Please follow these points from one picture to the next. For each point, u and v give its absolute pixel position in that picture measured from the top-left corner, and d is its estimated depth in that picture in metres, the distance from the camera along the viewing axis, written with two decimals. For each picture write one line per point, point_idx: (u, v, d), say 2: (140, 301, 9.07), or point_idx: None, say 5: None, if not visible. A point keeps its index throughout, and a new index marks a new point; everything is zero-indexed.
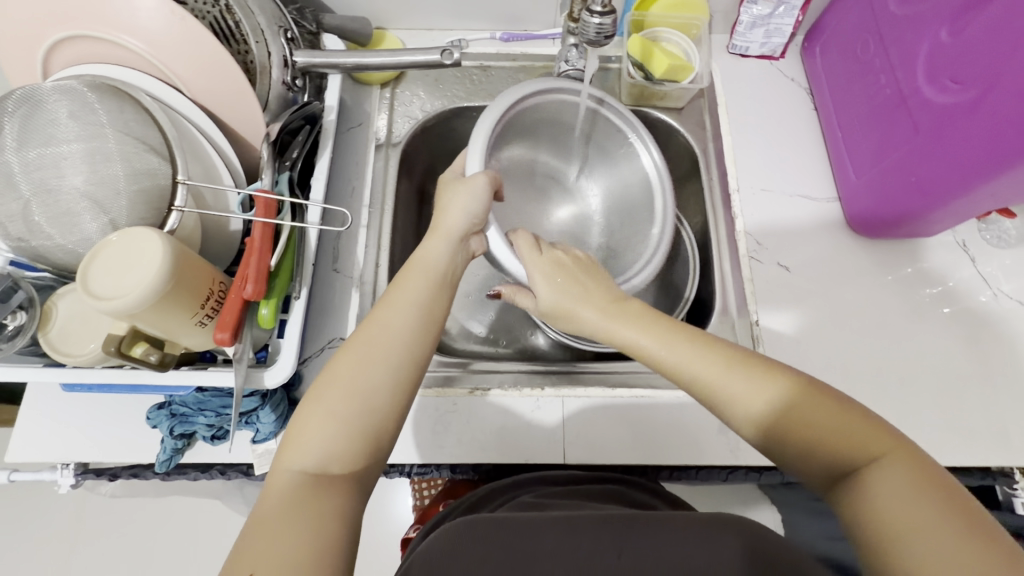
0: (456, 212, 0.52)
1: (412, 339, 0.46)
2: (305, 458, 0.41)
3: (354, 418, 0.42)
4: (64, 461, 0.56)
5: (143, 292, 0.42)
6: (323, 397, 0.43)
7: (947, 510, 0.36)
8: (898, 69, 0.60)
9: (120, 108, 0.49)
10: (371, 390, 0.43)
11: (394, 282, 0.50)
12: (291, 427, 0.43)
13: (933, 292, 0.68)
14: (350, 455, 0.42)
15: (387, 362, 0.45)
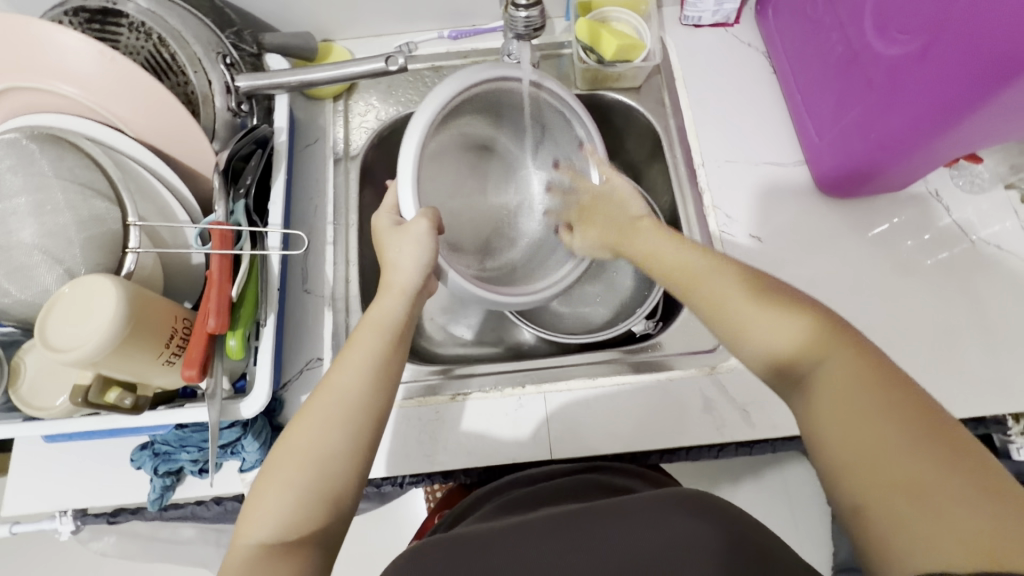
0: (405, 267, 0.52)
1: (367, 400, 0.46)
2: (261, 530, 0.40)
3: (309, 484, 0.42)
4: (60, 509, 0.57)
5: (102, 339, 0.43)
6: (275, 468, 0.43)
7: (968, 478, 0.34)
8: (847, 24, 0.58)
9: (62, 156, 0.49)
10: (326, 452, 0.43)
11: (348, 341, 0.49)
12: (248, 500, 0.42)
13: (910, 246, 0.67)
14: (309, 522, 0.41)
15: (342, 423, 0.44)
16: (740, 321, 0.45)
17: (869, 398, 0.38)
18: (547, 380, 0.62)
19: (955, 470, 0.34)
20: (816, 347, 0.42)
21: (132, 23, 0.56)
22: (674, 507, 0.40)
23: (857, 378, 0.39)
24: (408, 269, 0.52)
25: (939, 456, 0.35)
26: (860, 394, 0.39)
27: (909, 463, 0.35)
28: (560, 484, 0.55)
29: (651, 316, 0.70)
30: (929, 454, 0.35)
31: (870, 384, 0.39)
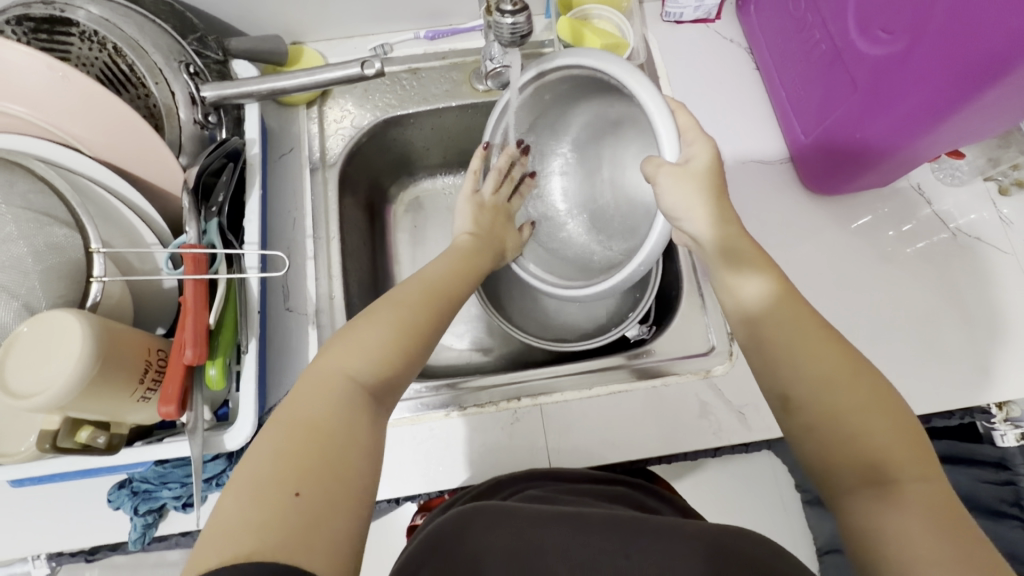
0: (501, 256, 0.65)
1: (446, 295, 0.50)
2: (353, 365, 0.41)
3: (400, 330, 0.44)
4: (33, 554, 0.53)
5: (69, 382, 0.40)
6: (372, 316, 0.44)
7: (941, 517, 0.35)
8: (829, 22, 0.58)
9: (12, 181, 0.45)
10: (419, 316, 0.46)
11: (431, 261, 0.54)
12: (340, 333, 0.43)
13: (895, 240, 0.67)
14: (391, 373, 0.42)
15: (430, 301, 0.48)
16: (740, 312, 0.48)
17: (868, 424, 0.39)
18: (542, 392, 0.61)
19: (931, 514, 0.36)
20: (813, 348, 0.42)
21: (82, 31, 0.51)
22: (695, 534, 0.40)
23: (857, 400, 0.39)
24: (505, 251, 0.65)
25: (916, 501, 0.36)
26: (854, 433, 0.39)
27: (885, 516, 0.36)
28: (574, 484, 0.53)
29: (643, 320, 0.70)
30: (913, 499, 0.36)
31: (868, 408, 0.39)
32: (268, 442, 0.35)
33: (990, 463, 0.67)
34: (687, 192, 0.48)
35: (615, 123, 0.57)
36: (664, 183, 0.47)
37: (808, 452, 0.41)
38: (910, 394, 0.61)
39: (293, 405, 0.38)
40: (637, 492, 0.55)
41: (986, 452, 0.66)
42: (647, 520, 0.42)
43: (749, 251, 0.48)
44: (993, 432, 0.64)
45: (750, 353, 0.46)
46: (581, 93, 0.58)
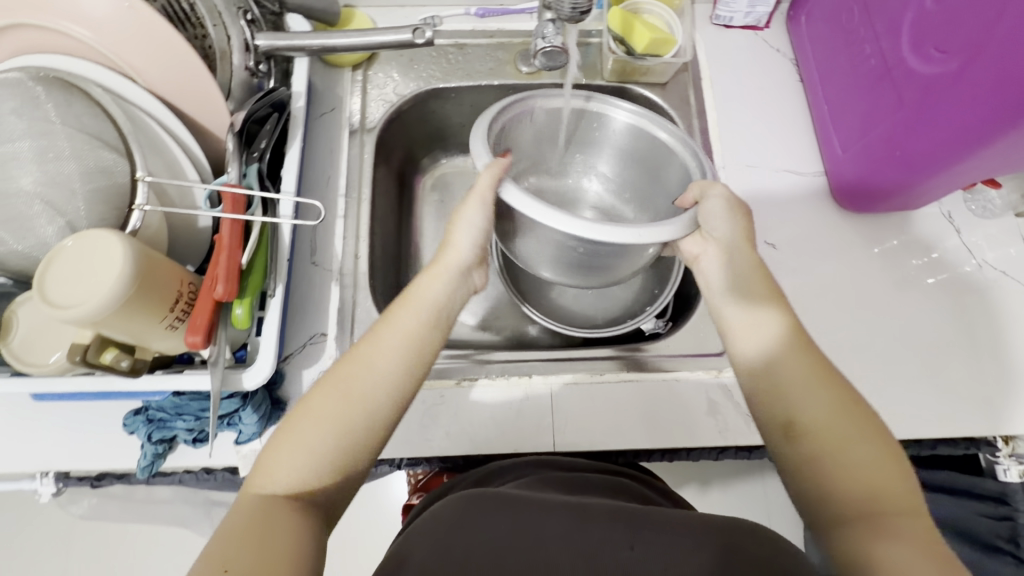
0: (461, 243, 0.51)
1: (396, 375, 0.44)
2: (273, 483, 0.39)
3: (325, 445, 0.41)
4: (42, 471, 0.55)
5: (106, 299, 0.41)
6: (298, 426, 0.41)
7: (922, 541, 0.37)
8: (883, 37, 0.58)
9: (69, 102, 0.46)
10: (342, 419, 0.42)
11: (389, 309, 0.48)
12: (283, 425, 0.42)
13: (919, 265, 0.67)
14: (318, 484, 0.40)
15: (364, 396, 0.43)
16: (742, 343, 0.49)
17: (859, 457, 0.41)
18: (553, 371, 0.61)
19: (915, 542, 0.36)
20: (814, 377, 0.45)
21: None
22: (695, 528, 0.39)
23: (851, 421, 0.42)
24: (466, 242, 0.51)
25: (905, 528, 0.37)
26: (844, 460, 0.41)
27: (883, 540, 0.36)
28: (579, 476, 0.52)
29: (660, 317, 0.70)
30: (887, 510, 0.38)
31: (862, 446, 0.41)
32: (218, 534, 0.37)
33: (990, 498, 0.67)
34: (727, 215, 0.51)
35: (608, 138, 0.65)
36: (717, 197, 0.51)
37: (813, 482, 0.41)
38: (920, 418, 0.61)
39: (214, 540, 0.36)
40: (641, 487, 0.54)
41: (987, 486, 0.66)
42: (649, 511, 0.41)
43: (757, 281, 0.51)
44: (997, 466, 0.64)
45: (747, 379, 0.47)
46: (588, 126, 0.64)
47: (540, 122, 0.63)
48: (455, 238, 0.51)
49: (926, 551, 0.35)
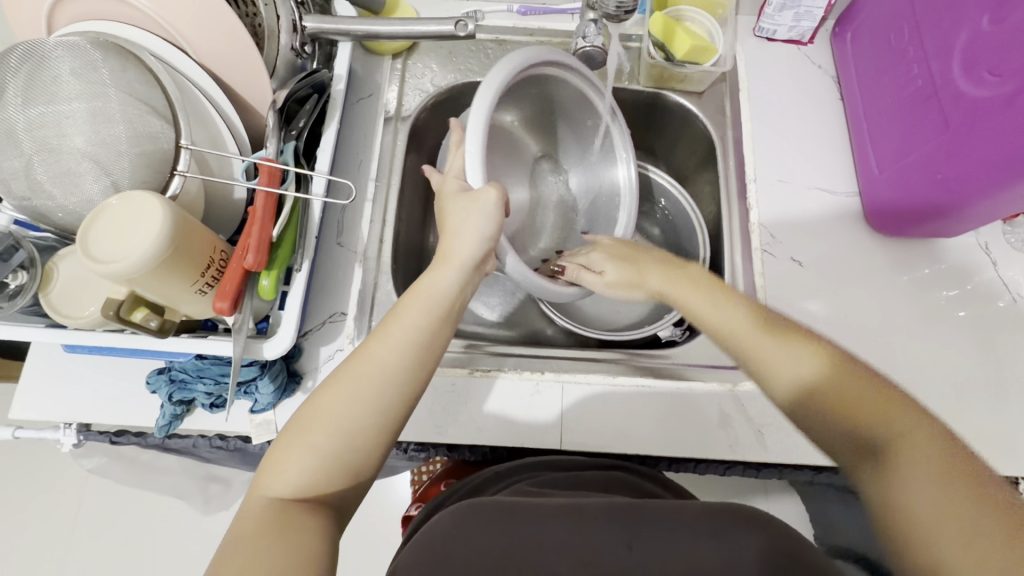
0: (466, 236, 0.49)
1: (402, 377, 0.44)
2: (283, 486, 0.40)
3: (334, 449, 0.41)
4: (67, 422, 0.57)
5: (143, 258, 0.42)
6: (308, 428, 0.41)
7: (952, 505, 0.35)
8: (932, 58, 0.56)
9: (124, 67, 0.48)
10: (353, 421, 0.42)
11: (394, 309, 0.48)
12: (273, 448, 0.42)
13: (950, 295, 0.66)
14: (328, 486, 0.41)
15: (372, 398, 0.43)
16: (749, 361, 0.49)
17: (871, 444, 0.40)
18: (566, 370, 0.62)
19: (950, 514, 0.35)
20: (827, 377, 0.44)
21: None
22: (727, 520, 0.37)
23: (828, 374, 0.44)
24: (469, 241, 0.49)
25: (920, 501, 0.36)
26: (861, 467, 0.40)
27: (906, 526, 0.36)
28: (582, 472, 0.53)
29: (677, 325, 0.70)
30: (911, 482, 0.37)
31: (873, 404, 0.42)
32: (227, 547, 0.37)
33: None
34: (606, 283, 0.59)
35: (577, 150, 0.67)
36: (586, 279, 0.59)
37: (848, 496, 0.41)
38: None
39: (225, 546, 0.37)
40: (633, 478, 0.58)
41: None
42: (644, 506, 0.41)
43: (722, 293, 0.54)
44: None
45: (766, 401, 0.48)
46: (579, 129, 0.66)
47: (557, 90, 0.62)
48: (453, 230, 0.50)
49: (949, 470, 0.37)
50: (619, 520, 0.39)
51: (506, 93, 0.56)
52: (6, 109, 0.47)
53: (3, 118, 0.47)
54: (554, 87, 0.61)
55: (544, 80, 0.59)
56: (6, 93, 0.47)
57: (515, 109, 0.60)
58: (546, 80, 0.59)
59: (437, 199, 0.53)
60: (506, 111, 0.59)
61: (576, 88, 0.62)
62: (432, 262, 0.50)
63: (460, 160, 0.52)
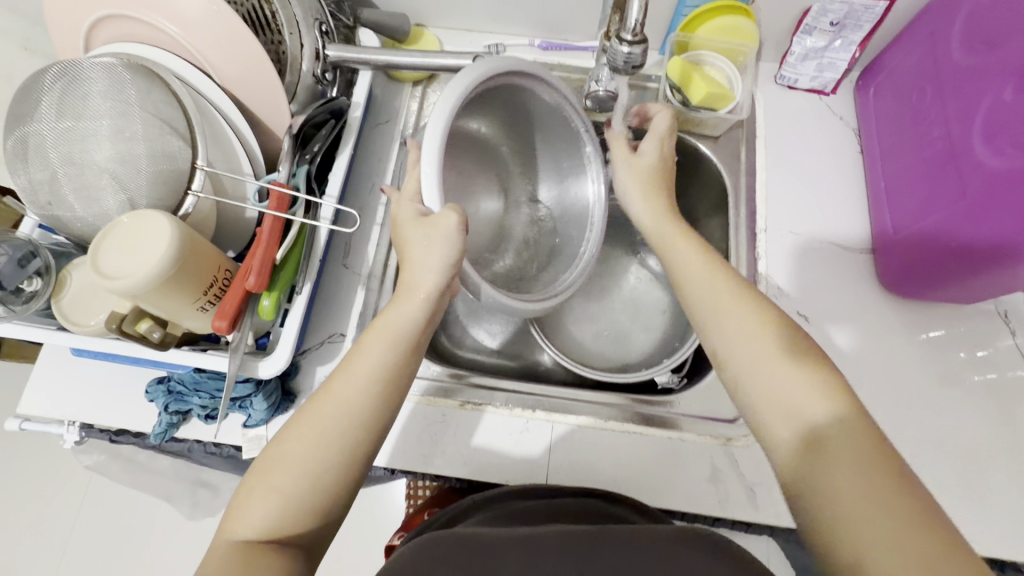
0: (427, 269, 0.48)
1: (366, 417, 0.44)
2: (246, 529, 0.40)
3: (298, 492, 0.41)
4: (70, 420, 0.58)
5: (147, 276, 0.43)
6: (272, 470, 0.42)
7: (898, 513, 0.36)
8: (952, 122, 0.55)
9: (149, 88, 0.50)
10: (317, 461, 0.42)
11: (357, 345, 0.47)
12: (240, 491, 0.43)
13: (964, 362, 0.63)
14: (295, 525, 0.41)
15: (336, 437, 0.43)
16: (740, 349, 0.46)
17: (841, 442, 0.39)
18: (557, 409, 0.61)
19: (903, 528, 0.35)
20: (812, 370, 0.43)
21: None
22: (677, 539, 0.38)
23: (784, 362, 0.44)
24: (429, 271, 0.48)
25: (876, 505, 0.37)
26: (817, 475, 0.39)
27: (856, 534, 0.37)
28: (560, 500, 0.52)
29: (676, 371, 0.69)
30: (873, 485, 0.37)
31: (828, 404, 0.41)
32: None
33: None
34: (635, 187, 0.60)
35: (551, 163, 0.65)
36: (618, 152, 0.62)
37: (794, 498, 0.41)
38: None
39: None
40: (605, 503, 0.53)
41: None
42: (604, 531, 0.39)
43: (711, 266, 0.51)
44: None
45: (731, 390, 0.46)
46: (553, 143, 0.63)
47: (531, 100, 0.59)
48: (414, 261, 0.49)
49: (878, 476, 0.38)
50: (575, 551, 0.38)
51: (473, 100, 0.54)
52: (39, 124, 0.50)
53: (35, 132, 0.50)
54: (526, 97, 0.58)
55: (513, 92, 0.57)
56: (40, 110, 0.50)
57: (485, 116, 0.59)
58: (516, 90, 0.57)
59: (394, 224, 0.51)
60: (473, 117, 0.58)
61: (554, 104, 0.60)
62: (394, 295, 0.50)
63: (415, 184, 0.50)
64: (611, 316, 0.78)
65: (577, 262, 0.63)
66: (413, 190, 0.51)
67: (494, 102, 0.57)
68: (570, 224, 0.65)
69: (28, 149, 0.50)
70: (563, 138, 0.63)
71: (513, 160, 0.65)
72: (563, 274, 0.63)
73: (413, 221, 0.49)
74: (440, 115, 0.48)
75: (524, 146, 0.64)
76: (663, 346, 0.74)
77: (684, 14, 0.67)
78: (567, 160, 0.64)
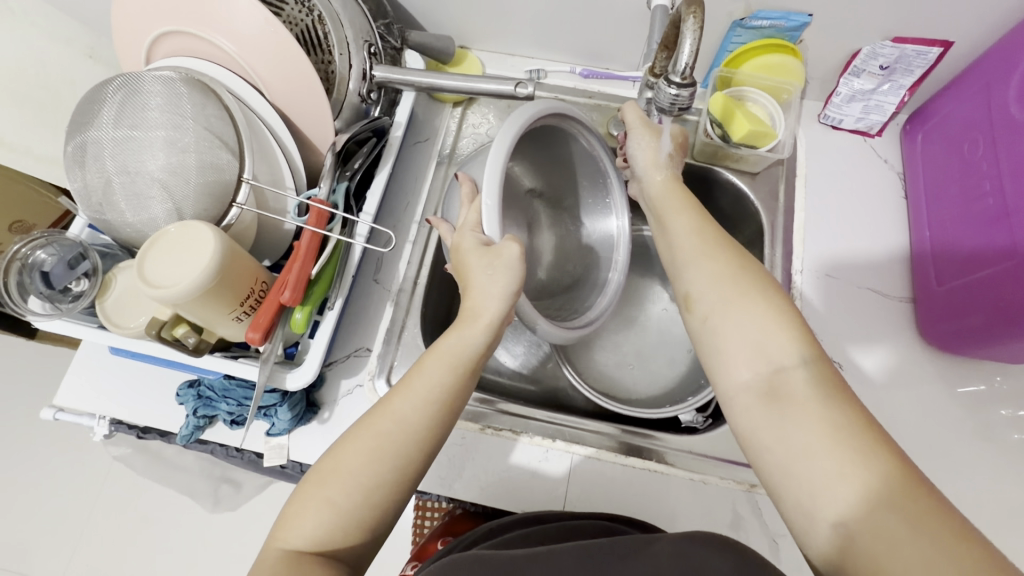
0: (489, 295, 0.49)
1: (418, 437, 0.45)
2: (298, 539, 0.41)
3: (350, 507, 0.42)
4: (100, 414, 0.60)
5: (190, 286, 0.45)
6: (325, 482, 0.43)
7: (893, 488, 0.34)
8: (1006, 177, 0.54)
9: (204, 103, 0.51)
10: (371, 477, 0.42)
11: (417, 363, 0.48)
12: (292, 500, 0.43)
13: (1008, 421, 0.60)
14: (342, 539, 0.41)
15: (391, 457, 0.43)
16: (712, 308, 0.45)
17: (811, 400, 0.38)
18: (578, 440, 0.60)
19: (865, 478, 0.35)
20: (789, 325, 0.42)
21: None
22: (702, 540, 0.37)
23: (784, 344, 0.41)
24: (494, 299, 0.49)
25: (844, 464, 0.36)
26: (789, 433, 0.38)
27: (832, 499, 0.35)
28: (576, 521, 0.51)
29: (700, 408, 0.67)
30: (841, 443, 0.36)
31: (818, 393, 0.39)
32: None
33: None
34: (653, 161, 0.57)
35: (580, 204, 0.68)
36: (631, 116, 0.59)
37: (766, 462, 0.40)
38: None
39: None
40: (617, 524, 0.52)
41: None
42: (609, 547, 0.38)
43: (713, 242, 0.49)
44: None
45: (723, 374, 0.43)
46: (583, 183, 0.66)
47: (563, 145, 0.62)
48: (478, 288, 0.49)
49: (872, 463, 0.35)
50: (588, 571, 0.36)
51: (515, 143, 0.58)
52: (99, 131, 0.52)
53: (94, 139, 0.52)
54: (562, 141, 0.61)
55: (550, 135, 0.60)
56: (101, 118, 0.52)
57: (523, 159, 0.63)
58: (554, 134, 0.60)
59: (454, 251, 0.51)
60: (511, 158, 0.61)
61: (588, 149, 0.62)
62: (456, 320, 0.50)
63: (476, 212, 0.51)
64: (636, 346, 0.77)
65: (605, 290, 0.64)
66: (475, 217, 0.51)
67: (531, 145, 0.61)
68: (598, 258, 0.67)
69: (86, 155, 0.52)
70: (593, 180, 0.65)
71: (541, 200, 0.69)
72: (593, 302, 0.64)
73: (477, 250, 0.49)
74: (500, 148, 0.49)
75: (552, 187, 0.68)
76: (688, 381, 0.73)
77: (730, 51, 0.68)
78: (596, 199, 0.66)
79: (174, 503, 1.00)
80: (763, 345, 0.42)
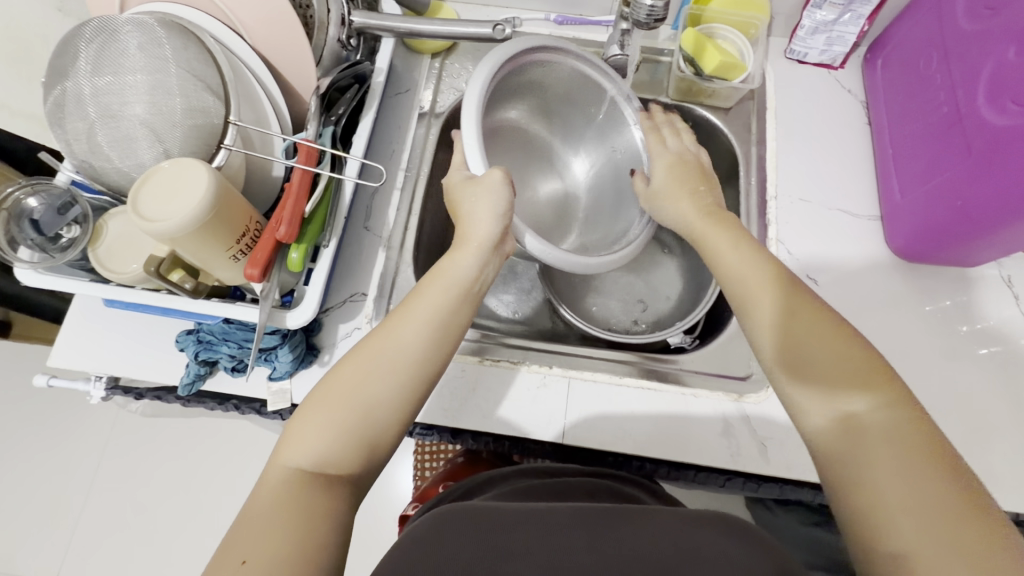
0: (480, 219, 0.51)
1: (418, 361, 0.46)
2: (298, 458, 0.42)
3: (354, 425, 0.43)
4: (98, 373, 0.60)
5: (186, 218, 0.45)
6: (327, 404, 0.44)
7: (904, 453, 0.38)
8: (958, 87, 0.57)
9: (185, 46, 0.51)
10: (373, 400, 0.44)
11: (416, 291, 0.50)
12: (287, 424, 0.44)
13: (970, 328, 0.64)
14: (346, 457, 0.43)
15: (395, 377, 0.45)
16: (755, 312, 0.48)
17: (842, 365, 0.43)
18: (573, 367, 0.63)
19: (895, 454, 0.38)
20: (792, 310, 0.47)
21: None
22: (723, 528, 0.38)
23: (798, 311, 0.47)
24: (483, 222, 0.51)
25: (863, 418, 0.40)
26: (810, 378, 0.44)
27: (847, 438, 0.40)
28: (569, 481, 0.53)
29: (687, 333, 0.71)
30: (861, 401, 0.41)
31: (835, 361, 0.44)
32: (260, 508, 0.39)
33: None
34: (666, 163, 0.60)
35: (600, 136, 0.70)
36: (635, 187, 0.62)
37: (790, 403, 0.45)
38: None
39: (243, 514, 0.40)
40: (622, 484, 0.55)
41: None
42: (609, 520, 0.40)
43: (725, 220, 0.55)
44: None
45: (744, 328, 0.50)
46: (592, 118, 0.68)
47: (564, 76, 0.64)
48: (469, 216, 0.52)
49: (879, 415, 0.40)
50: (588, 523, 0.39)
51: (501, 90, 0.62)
52: (78, 76, 0.51)
53: (74, 84, 0.51)
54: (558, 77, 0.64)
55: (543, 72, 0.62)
56: (79, 62, 0.51)
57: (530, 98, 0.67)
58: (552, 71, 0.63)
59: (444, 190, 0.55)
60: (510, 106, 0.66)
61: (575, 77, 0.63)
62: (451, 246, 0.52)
63: (460, 152, 0.55)
64: (625, 286, 0.80)
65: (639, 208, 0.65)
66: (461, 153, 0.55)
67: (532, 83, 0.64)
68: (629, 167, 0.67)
69: (66, 104, 0.52)
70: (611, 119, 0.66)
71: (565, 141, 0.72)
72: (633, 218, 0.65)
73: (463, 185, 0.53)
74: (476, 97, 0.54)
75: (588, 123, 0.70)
76: (676, 313, 0.76)
77: None
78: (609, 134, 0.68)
79: (188, 470, 1.04)
80: (772, 302, 0.48)
